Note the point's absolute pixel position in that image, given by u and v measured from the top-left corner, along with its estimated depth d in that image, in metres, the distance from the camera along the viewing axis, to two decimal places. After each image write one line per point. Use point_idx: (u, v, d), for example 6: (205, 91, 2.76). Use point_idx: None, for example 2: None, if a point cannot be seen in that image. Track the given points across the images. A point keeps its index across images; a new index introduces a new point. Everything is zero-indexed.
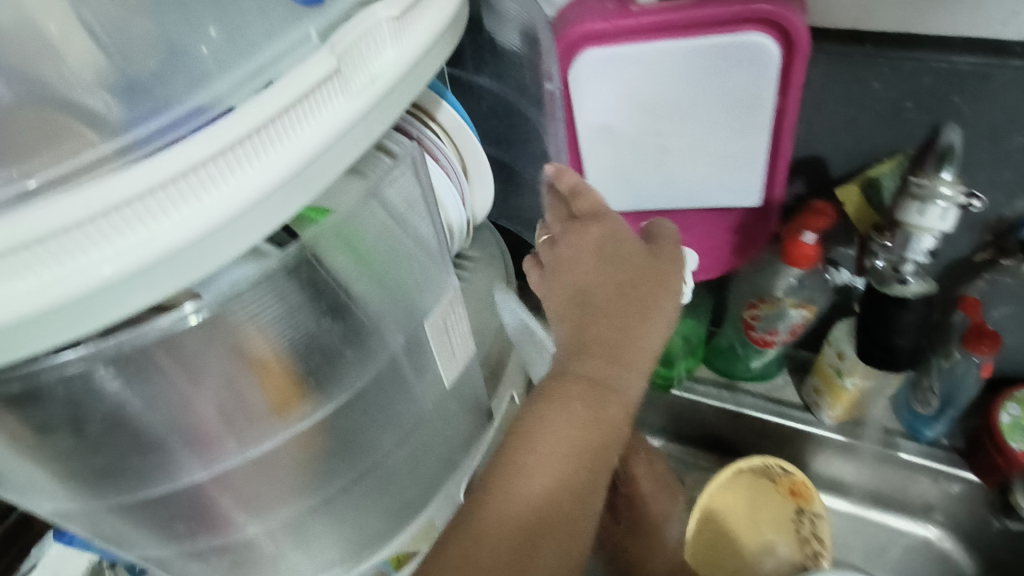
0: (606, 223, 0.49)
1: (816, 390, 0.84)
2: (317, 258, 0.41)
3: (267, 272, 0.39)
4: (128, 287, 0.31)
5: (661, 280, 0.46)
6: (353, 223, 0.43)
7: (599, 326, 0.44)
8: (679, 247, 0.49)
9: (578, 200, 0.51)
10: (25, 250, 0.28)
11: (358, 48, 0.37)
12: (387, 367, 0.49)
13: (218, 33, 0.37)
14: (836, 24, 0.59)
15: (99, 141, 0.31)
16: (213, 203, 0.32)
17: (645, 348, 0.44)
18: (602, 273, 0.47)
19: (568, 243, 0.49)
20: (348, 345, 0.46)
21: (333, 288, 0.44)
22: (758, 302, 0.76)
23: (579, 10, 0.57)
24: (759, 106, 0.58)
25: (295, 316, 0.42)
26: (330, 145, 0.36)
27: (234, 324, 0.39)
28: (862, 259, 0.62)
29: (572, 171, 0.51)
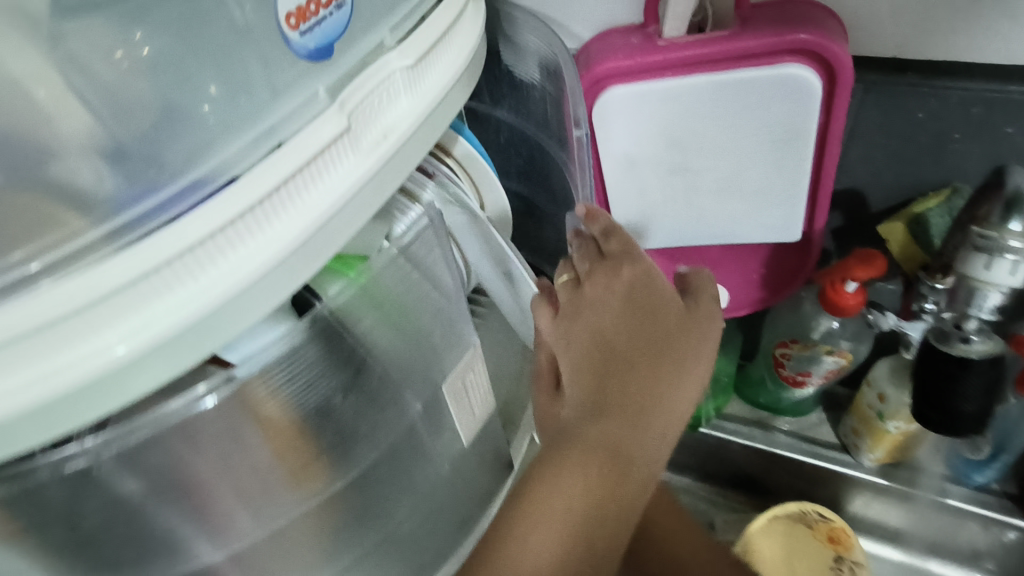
0: (641, 267, 0.43)
1: (854, 431, 0.79)
2: (341, 326, 0.39)
3: (287, 343, 0.37)
4: (127, 375, 0.29)
5: (696, 344, 0.42)
6: (381, 283, 0.41)
7: (625, 386, 0.39)
8: (716, 302, 0.44)
9: (609, 240, 0.45)
10: (30, 338, 0.27)
11: (370, 101, 0.35)
12: (405, 435, 0.46)
13: (221, 91, 0.33)
14: (881, 52, 0.54)
15: (98, 219, 0.29)
16: (218, 280, 0.30)
17: (669, 412, 0.40)
18: (634, 327, 0.41)
19: (596, 282, 0.42)
20: (370, 413, 0.43)
21: (357, 354, 0.41)
22: (791, 342, 0.72)
23: (603, 45, 0.55)
24: (798, 140, 0.55)
25: (316, 388, 0.40)
26: (341, 206, 0.34)
27: (252, 402, 0.37)
28: (912, 302, 0.60)
29: (606, 213, 0.46)
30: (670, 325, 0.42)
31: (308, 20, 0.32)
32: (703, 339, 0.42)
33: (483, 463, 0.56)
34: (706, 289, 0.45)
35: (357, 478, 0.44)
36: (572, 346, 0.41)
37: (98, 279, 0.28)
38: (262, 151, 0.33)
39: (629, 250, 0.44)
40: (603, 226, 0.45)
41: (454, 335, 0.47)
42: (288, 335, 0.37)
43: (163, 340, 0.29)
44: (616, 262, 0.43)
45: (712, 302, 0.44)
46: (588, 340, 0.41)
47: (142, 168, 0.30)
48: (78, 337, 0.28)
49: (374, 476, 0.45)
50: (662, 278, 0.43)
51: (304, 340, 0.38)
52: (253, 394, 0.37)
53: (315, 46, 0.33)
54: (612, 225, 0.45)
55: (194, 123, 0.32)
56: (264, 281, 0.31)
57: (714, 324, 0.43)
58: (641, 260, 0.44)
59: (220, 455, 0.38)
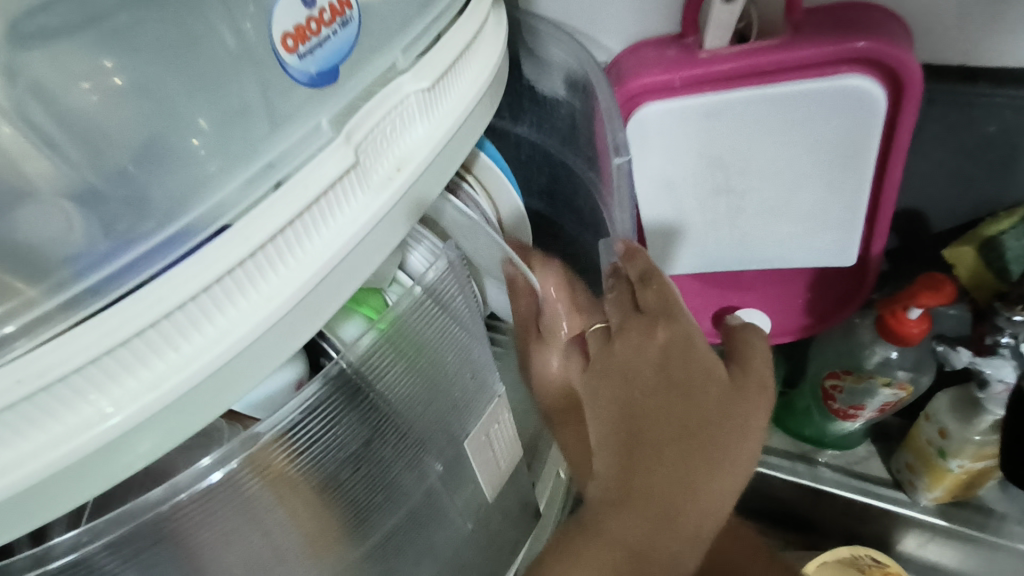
0: (679, 327, 0.37)
1: (909, 466, 0.72)
2: (365, 381, 0.35)
3: (305, 405, 0.32)
4: (102, 458, 0.25)
5: (742, 427, 0.35)
6: (406, 327, 0.36)
7: (654, 471, 0.34)
8: (769, 369, 0.36)
9: (644, 291, 0.39)
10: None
11: (381, 131, 0.30)
12: (426, 496, 0.42)
13: (211, 126, 0.29)
14: (944, 59, 0.49)
15: (74, 268, 0.25)
16: (206, 347, 0.26)
17: (706, 506, 0.34)
18: (667, 403, 0.35)
19: (628, 342, 0.38)
20: (394, 472, 0.39)
21: (381, 406, 0.36)
22: (843, 372, 0.65)
23: (636, 59, 0.50)
24: (855, 158, 0.50)
25: (337, 450, 0.35)
26: (348, 253, 0.29)
27: (265, 472, 0.32)
28: (982, 333, 0.54)
29: (644, 255, 0.40)
30: (710, 404, 0.35)
31: (308, 41, 0.28)
32: (751, 422, 0.35)
33: (507, 515, 0.51)
34: (757, 354, 0.37)
35: (375, 546, 0.40)
36: (599, 413, 0.37)
37: (59, 359, 0.23)
38: (260, 191, 0.28)
39: (667, 305, 0.38)
40: (641, 270, 0.39)
41: (479, 386, 0.42)
42: (305, 397, 0.32)
43: (140, 421, 0.25)
44: (652, 320, 0.38)
45: (766, 368, 0.37)
46: (613, 411, 0.36)
47: (121, 213, 0.26)
48: (42, 419, 0.23)
49: (395, 542, 0.41)
50: (704, 341, 0.37)
51: (325, 401, 0.33)
52: (267, 465, 0.32)
53: (317, 73, 0.28)
54: (651, 270, 0.39)
55: (181, 159, 0.28)
56: (261, 344, 0.27)
57: (765, 400, 0.36)
58: (680, 319, 0.37)
59: (233, 536, 0.34)
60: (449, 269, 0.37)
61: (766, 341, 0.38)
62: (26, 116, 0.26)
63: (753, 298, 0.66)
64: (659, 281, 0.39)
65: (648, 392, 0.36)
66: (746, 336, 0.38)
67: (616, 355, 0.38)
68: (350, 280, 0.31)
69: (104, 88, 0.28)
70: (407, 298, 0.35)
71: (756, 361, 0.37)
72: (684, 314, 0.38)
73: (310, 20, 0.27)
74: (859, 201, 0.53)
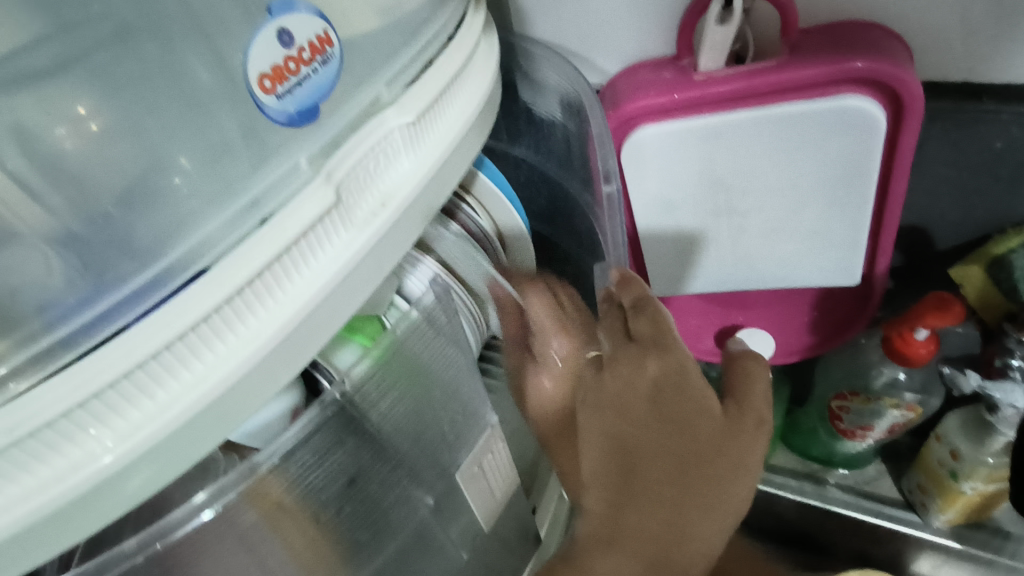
0: (671, 359, 0.35)
1: (921, 487, 0.70)
2: (360, 410, 0.34)
3: (301, 433, 0.31)
4: (76, 512, 0.24)
5: (737, 463, 0.34)
6: (403, 357, 0.35)
7: (643, 511, 0.33)
8: (767, 405, 0.35)
9: (637, 319, 0.37)
10: None
11: (365, 166, 0.30)
12: (420, 528, 0.41)
13: (193, 164, 0.28)
14: (947, 77, 0.48)
15: (54, 315, 0.24)
16: (183, 394, 0.25)
17: (694, 544, 0.33)
18: (658, 440, 0.34)
19: (617, 374, 0.36)
20: (392, 504, 0.38)
21: (376, 438, 0.36)
22: (850, 393, 0.64)
23: (631, 81, 0.49)
24: (858, 178, 0.49)
25: (331, 484, 0.34)
26: (332, 292, 0.29)
27: (260, 510, 0.32)
28: (993, 355, 0.54)
29: (638, 281, 0.39)
30: (703, 440, 0.34)
31: (286, 80, 0.27)
32: (744, 457, 0.34)
33: (503, 545, 0.50)
34: (757, 390, 0.36)
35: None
36: (589, 448, 0.36)
37: (37, 409, 0.23)
38: (243, 229, 0.28)
39: (659, 333, 0.36)
40: (635, 296, 0.38)
41: (471, 416, 0.42)
42: (303, 423, 0.31)
43: (116, 471, 0.24)
44: (643, 349, 0.36)
45: (763, 403, 0.36)
46: (602, 446, 0.35)
47: (102, 257, 0.26)
48: (17, 472, 0.23)
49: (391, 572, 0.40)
50: (698, 371, 0.35)
51: (322, 429, 0.32)
52: (265, 497, 0.32)
53: (297, 111, 0.28)
54: (645, 297, 0.38)
55: (160, 200, 0.27)
56: (241, 389, 0.27)
57: (762, 434, 0.35)
58: (674, 348, 0.36)
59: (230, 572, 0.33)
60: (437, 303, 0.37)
61: (768, 368, 0.37)
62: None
63: (757, 317, 0.65)
64: (651, 309, 0.37)
65: (640, 427, 0.34)
66: (750, 366, 0.36)
67: (605, 386, 0.36)
68: (336, 319, 0.30)
69: (80, 133, 0.27)
70: (406, 322, 0.35)
71: (756, 396, 0.35)
72: (678, 342, 0.36)
73: (288, 59, 0.27)
74: (862, 221, 0.52)
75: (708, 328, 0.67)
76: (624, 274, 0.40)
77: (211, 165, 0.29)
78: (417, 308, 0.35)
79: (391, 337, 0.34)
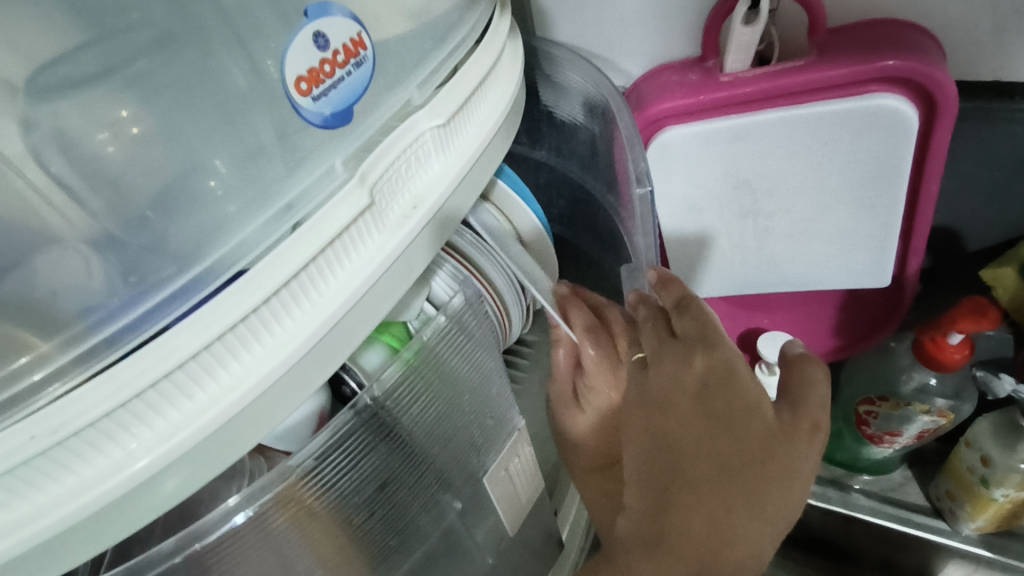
0: (719, 355, 0.35)
1: (949, 494, 0.69)
2: (391, 414, 0.34)
3: (331, 440, 0.31)
4: (117, 512, 0.24)
5: (789, 468, 0.33)
6: (434, 360, 0.35)
7: (690, 512, 0.32)
8: (823, 413, 0.35)
9: (682, 317, 0.38)
10: (19, 468, 0.22)
11: (397, 169, 0.30)
12: (446, 534, 0.41)
13: (230, 167, 0.29)
14: (978, 76, 0.47)
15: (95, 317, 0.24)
16: (222, 396, 0.25)
17: (745, 551, 0.32)
18: (703, 439, 0.33)
19: (662, 371, 0.36)
20: (421, 509, 0.38)
21: (407, 441, 0.36)
22: (879, 399, 0.62)
23: (657, 83, 0.49)
24: (887, 179, 0.48)
25: (364, 488, 0.34)
26: (366, 294, 0.29)
27: (291, 515, 0.32)
28: None
29: (681, 282, 0.40)
30: (753, 441, 0.33)
31: (322, 83, 0.27)
32: (796, 460, 0.33)
33: (527, 551, 0.49)
34: (815, 396, 0.35)
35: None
36: (633, 446, 0.36)
37: (80, 408, 0.23)
38: (277, 235, 0.28)
39: (705, 331, 0.37)
40: (677, 297, 0.40)
41: (498, 420, 0.41)
42: (333, 429, 0.31)
43: (154, 472, 0.24)
44: (688, 347, 0.36)
45: (820, 406, 0.35)
46: (646, 442, 0.35)
47: (138, 259, 0.25)
48: (59, 470, 0.23)
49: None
50: (747, 370, 0.35)
51: (350, 437, 0.32)
52: (293, 505, 0.32)
53: (331, 113, 0.28)
54: (688, 297, 0.39)
55: (197, 201, 0.27)
56: (277, 391, 0.27)
57: (817, 442, 0.34)
58: (721, 343, 0.36)
59: None
60: (466, 307, 0.37)
61: (824, 371, 0.36)
62: (43, 166, 0.25)
63: (781, 320, 0.64)
64: (696, 306, 0.38)
65: (684, 427, 0.34)
66: (804, 369, 0.36)
67: (649, 385, 0.37)
68: (369, 321, 0.30)
69: (122, 139, 0.27)
70: (437, 329, 0.35)
71: (809, 401, 0.35)
72: (725, 340, 0.36)
73: (323, 62, 0.27)
74: (891, 223, 0.51)
75: (732, 331, 0.66)
76: (663, 274, 0.41)
77: (247, 167, 0.29)
78: (444, 313, 0.35)
79: (420, 343, 0.34)
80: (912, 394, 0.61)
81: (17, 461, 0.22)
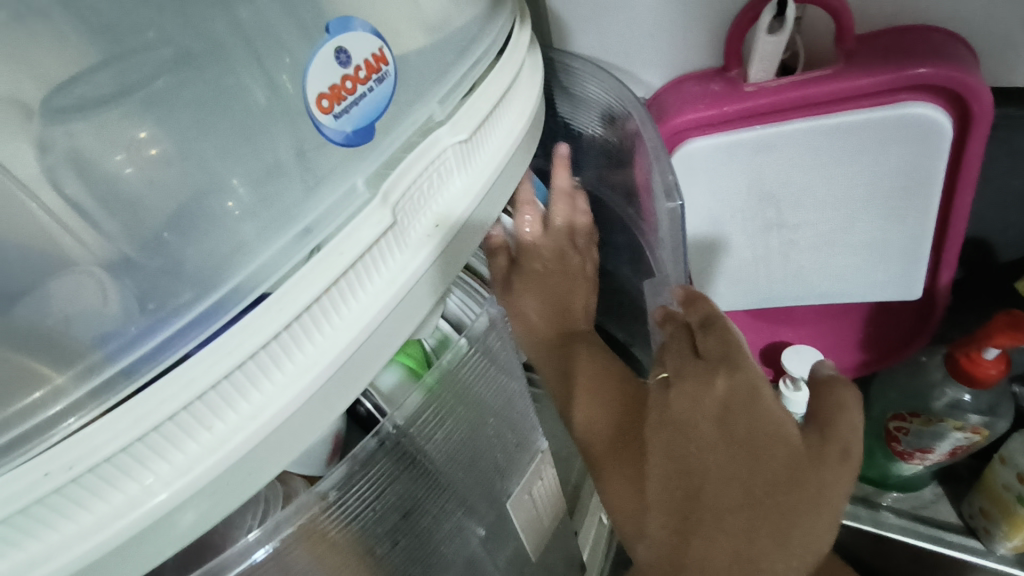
0: (741, 377, 0.34)
1: (984, 512, 0.66)
2: (414, 441, 0.33)
3: (351, 467, 0.30)
4: (133, 548, 0.23)
5: (817, 498, 0.31)
6: (457, 381, 0.34)
7: (709, 540, 0.32)
8: (854, 438, 0.32)
9: (706, 336, 0.36)
10: (33, 508, 0.21)
11: (419, 186, 0.29)
12: (468, 564, 0.39)
13: (247, 185, 0.28)
14: (1011, 82, 0.45)
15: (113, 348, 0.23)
16: (241, 427, 0.24)
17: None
18: (725, 466, 0.32)
19: (682, 393, 0.35)
20: (444, 538, 0.37)
21: (428, 469, 0.34)
22: (909, 415, 0.59)
23: (677, 95, 0.48)
24: (917, 189, 0.47)
25: (384, 518, 0.33)
26: (389, 317, 0.28)
27: (310, 550, 0.30)
28: None
29: (706, 300, 0.38)
30: (778, 469, 0.31)
31: (342, 100, 0.27)
32: (825, 489, 0.31)
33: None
34: (846, 420, 0.33)
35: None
36: (654, 470, 0.35)
37: (98, 442, 0.22)
38: (296, 259, 0.27)
39: (729, 352, 0.35)
40: (703, 315, 0.38)
41: (520, 443, 0.40)
42: (351, 461, 0.30)
43: (172, 508, 0.23)
44: (710, 368, 0.34)
45: (851, 433, 0.32)
46: (666, 466, 0.34)
47: (155, 284, 0.25)
48: (72, 509, 0.22)
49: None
50: (769, 394, 0.33)
51: (374, 467, 0.31)
52: (316, 537, 0.30)
53: (352, 131, 0.28)
54: (713, 316, 0.37)
55: (215, 222, 0.27)
56: (297, 422, 0.26)
57: (848, 470, 0.32)
58: (744, 365, 0.34)
59: None
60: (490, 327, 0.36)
61: (857, 393, 0.34)
62: (59, 189, 0.25)
63: (806, 334, 0.63)
64: (719, 326, 0.36)
65: (705, 452, 0.33)
66: (836, 390, 0.34)
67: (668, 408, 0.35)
68: (391, 344, 0.29)
69: (139, 159, 0.26)
70: (463, 349, 0.34)
71: (842, 425, 0.32)
72: (748, 361, 0.35)
73: (344, 79, 0.26)
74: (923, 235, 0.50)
75: (754, 345, 0.65)
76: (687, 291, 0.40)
77: (265, 185, 0.28)
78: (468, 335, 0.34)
79: (444, 367, 0.33)
80: (943, 408, 0.58)
81: (29, 501, 0.21)
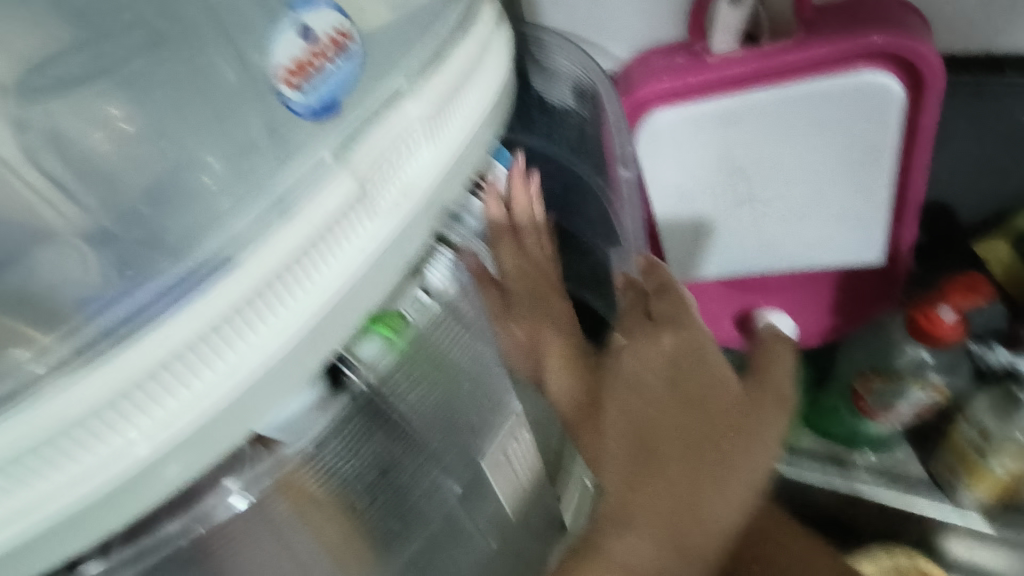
0: (690, 334, 0.37)
1: (950, 469, 0.67)
2: (382, 389, 0.35)
3: (323, 423, 0.33)
4: (118, 497, 0.25)
5: (758, 437, 0.35)
6: (429, 342, 0.37)
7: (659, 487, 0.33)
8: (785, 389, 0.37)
9: (659, 297, 0.39)
10: (24, 458, 0.23)
11: (388, 156, 0.30)
12: (444, 524, 0.42)
13: (222, 162, 0.30)
14: (964, 49, 0.47)
15: (89, 316, 0.25)
16: (219, 385, 0.26)
17: (710, 517, 0.33)
18: (676, 416, 0.34)
19: (636, 353, 0.36)
20: (422, 493, 0.39)
21: (403, 426, 0.37)
22: (872, 375, 0.61)
23: (645, 68, 0.49)
24: (876, 157, 0.48)
25: (360, 477, 0.35)
26: (360, 282, 0.30)
27: (287, 501, 0.32)
28: None
29: (663, 266, 0.41)
30: (721, 414, 0.35)
31: (309, 75, 0.28)
32: (767, 431, 0.35)
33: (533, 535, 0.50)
34: (775, 374, 0.38)
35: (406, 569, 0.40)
36: (609, 431, 0.36)
37: (66, 404, 0.23)
38: (268, 223, 0.28)
39: (677, 311, 0.38)
40: (660, 282, 0.40)
41: (494, 402, 0.42)
42: (328, 410, 0.33)
43: (157, 458, 0.25)
44: (658, 326, 0.37)
45: (781, 382, 0.38)
46: (619, 424, 0.35)
47: (136, 251, 0.27)
48: (60, 461, 0.24)
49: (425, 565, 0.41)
50: (715, 350, 0.37)
51: (347, 420, 0.34)
52: (295, 489, 0.32)
53: (322, 104, 0.29)
54: (668, 283, 0.40)
55: (191, 194, 0.29)
56: (272, 379, 0.27)
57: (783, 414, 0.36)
58: (690, 324, 0.38)
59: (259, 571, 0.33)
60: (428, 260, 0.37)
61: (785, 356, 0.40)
62: (39, 165, 0.27)
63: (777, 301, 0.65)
64: (673, 293, 0.39)
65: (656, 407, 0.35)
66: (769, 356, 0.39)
67: (621, 369, 0.37)
68: (363, 308, 0.31)
69: (114, 135, 0.29)
70: (414, 297, 0.36)
71: (772, 378, 0.38)
72: (698, 323, 0.38)
73: (309, 54, 0.28)
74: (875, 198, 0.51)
75: (725, 312, 0.66)
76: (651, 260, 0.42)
77: (238, 160, 0.30)
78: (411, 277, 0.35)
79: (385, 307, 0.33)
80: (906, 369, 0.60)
81: (18, 451, 0.23)
